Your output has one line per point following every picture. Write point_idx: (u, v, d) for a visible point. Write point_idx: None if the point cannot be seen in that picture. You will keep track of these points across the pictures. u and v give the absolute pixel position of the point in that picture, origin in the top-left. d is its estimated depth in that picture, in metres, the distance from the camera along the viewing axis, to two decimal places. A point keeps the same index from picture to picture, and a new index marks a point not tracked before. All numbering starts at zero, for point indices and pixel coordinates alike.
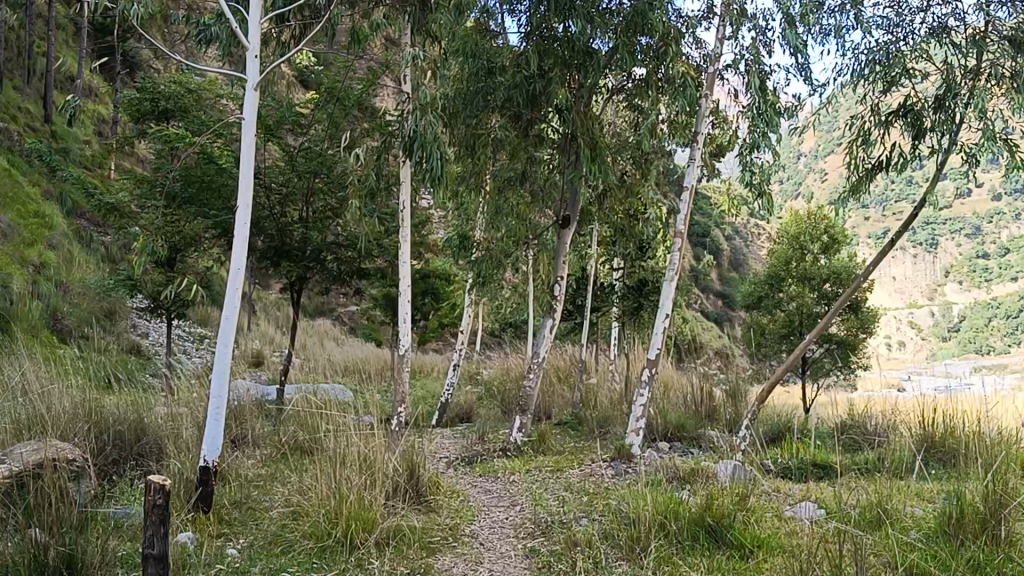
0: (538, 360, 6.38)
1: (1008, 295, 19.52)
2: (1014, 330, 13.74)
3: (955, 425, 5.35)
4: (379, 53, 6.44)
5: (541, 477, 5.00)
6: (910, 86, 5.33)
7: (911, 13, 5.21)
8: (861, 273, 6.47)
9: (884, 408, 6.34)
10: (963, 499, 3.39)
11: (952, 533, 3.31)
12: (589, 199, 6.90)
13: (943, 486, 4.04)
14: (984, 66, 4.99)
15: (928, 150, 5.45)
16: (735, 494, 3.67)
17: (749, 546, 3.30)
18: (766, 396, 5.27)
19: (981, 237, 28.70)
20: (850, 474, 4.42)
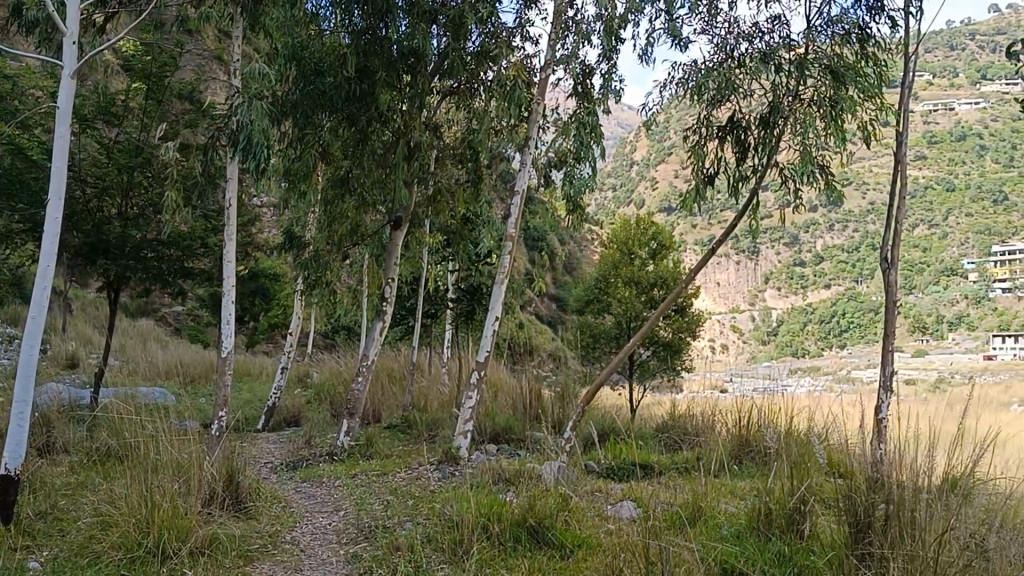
0: (367, 363, 6.32)
1: (822, 301, 20.61)
2: (827, 335, 14.48)
3: (769, 423, 5.58)
4: (208, 47, 6.24)
5: (367, 481, 4.94)
6: (736, 103, 5.51)
7: (739, 32, 5.40)
8: (685, 278, 6.67)
9: (704, 408, 6.55)
10: (772, 498, 3.55)
11: (760, 531, 3.46)
12: (422, 202, 6.88)
13: (755, 484, 4.20)
14: (805, 88, 5.18)
15: (750, 164, 5.68)
16: (558, 495, 3.74)
17: (570, 546, 3.37)
18: (592, 398, 5.36)
19: (799, 246, 30.21)
20: (669, 473, 4.56)
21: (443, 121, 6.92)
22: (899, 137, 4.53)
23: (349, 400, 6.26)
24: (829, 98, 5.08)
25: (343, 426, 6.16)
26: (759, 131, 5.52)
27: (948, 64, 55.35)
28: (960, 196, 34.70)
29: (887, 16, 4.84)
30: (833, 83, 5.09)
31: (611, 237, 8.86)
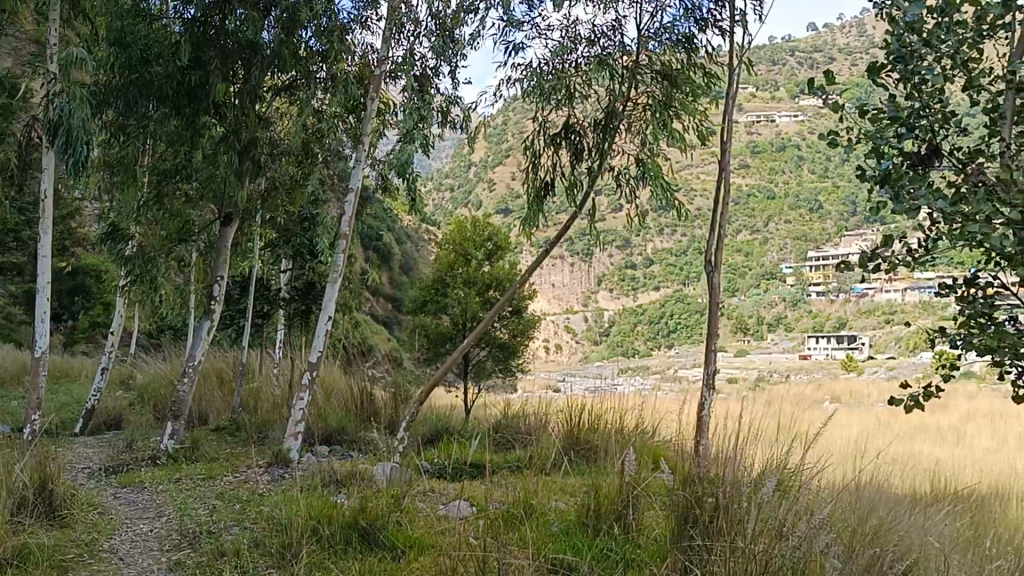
0: (194, 363, 6.11)
1: (652, 302, 21.30)
2: (656, 335, 15.00)
3: (599, 420, 5.69)
4: (23, 30, 5.90)
5: (191, 486, 4.78)
6: (572, 107, 5.62)
7: (573, 36, 5.46)
8: (521, 278, 6.73)
9: (538, 407, 6.63)
10: (601, 493, 3.65)
11: (590, 523, 3.55)
12: (254, 199, 6.70)
13: (585, 480, 4.28)
14: (637, 93, 5.34)
15: (583, 170, 5.73)
16: (390, 497, 3.70)
17: (402, 547, 3.35)
18: (427, 399, 5.34)
19: (630, 249, 31.17)
20: (503, 471, 4.61)
21: (277, 116, 6.76)
22: (723, 147, 4.72)
23: (174, 402, 6.04)
24: (660, 101, 5.28)
25: (168, 429, 5.94)
26: (594, 135, 5.60)
27: (771, 78, 58.02)
28: (780, 205, 36.56)
29: (714, 27, 5.03)
30: (663, 88, 5.28)
31: (448, 237, 8.85)
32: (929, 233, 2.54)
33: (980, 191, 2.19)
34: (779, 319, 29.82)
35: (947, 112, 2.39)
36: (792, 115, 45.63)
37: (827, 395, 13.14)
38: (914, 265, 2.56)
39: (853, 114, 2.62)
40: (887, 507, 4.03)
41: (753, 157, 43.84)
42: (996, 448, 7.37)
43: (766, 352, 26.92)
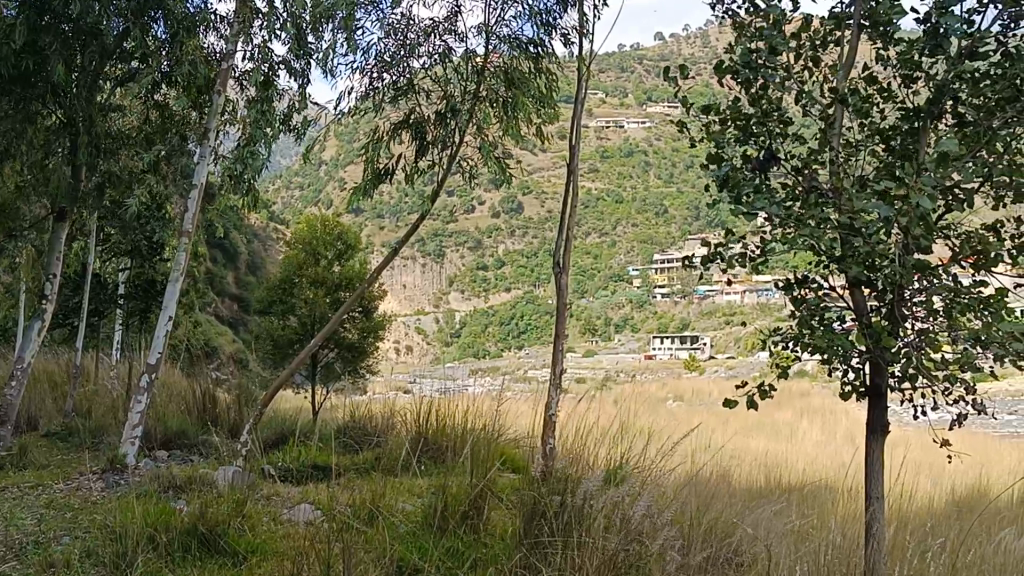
0: (22, 365, 5.79)
1: (502, 304, 21.58)
2: (507, 338, 15.19)
3: (448, 421, 5.68)
4: None
5: (17, 495, 4.53)
6: (416, 103, 5.56)
7: (418, 29, 5.39)
8: (371, 277, 6.64)
9: (386, 408, 6.57)
10: (447, 493, 3.64)
11: (435, 524, 3.54)
12: (89, 193, 6.41)
13: (432, 480, 4.26)
14: (482, 91, 5.33)
15: (427, 163, 5.66)
16: (232, 502, 3.61)
17: (242, 553, 3.26)
18: (272, 400, 5.21)
19: (482, 251, 31.48)
20: (350, 474, 4.55)
21: (117, 108, 6.49)
22: (571, 150, 4.79)
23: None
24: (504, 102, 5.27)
25: None
26: (439, 128, 5.56)
27: (621, 86, 59.60)
28: (627, 210, 37.61)
29: (562, 33, 5.10)
30: (507, 89, 5.27)
31: (297, 236, 8.68)
32: (763, 237, 2.62)
33: (808, 198, 2.30)
34: (625, 320, 30.58)
35: (782, 119, 2.48)
36: (640, 123, 46.88)
37: (670, 393, 13.55)
38: (750, 265, 2.66)
39: (694, 118, 2.68)
40: (724, 500, 4.17)
41: (602, 162, 44.84)
42: (826, 443, 7.74)
43: (613, 353, 27.63)
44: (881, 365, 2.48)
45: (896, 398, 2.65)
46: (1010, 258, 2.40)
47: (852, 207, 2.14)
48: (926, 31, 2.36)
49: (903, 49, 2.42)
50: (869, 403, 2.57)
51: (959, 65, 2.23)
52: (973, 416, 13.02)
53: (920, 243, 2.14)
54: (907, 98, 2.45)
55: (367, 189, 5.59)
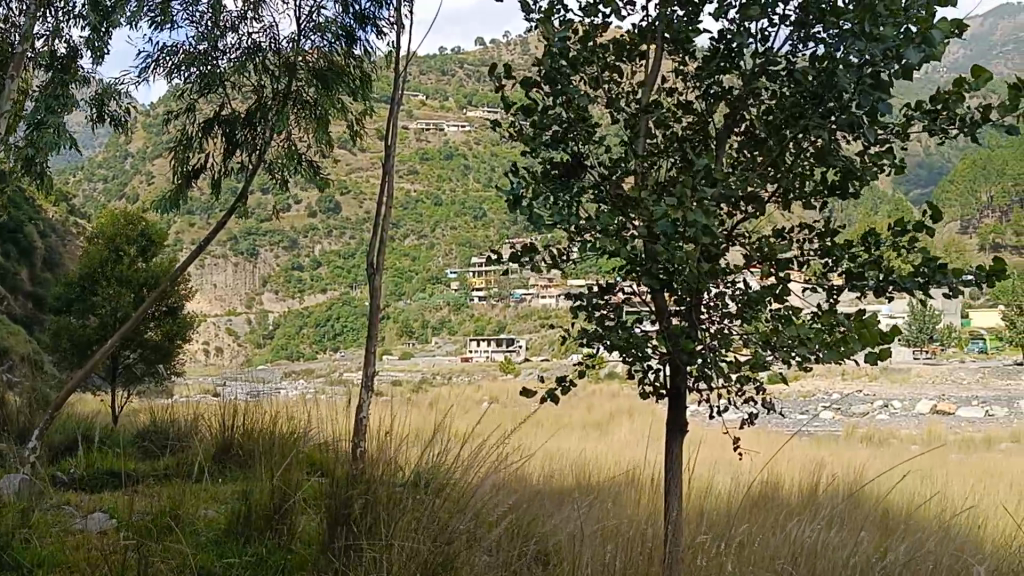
0: None
1: (318, 307, 21.32)
2: None
3: (256, 422, 5.51)
4: None
5: None
6: (225, 98, 5.31)
7: (223, 24, 5.15)
8: (178, 275, 6.38)
9: (191, 412, 6.32)
10: (251, 499, 3.52)
11: (239, 531, 3.41)
12: None
13: (237, 486, 4.12)
14: (292, 90, 5.18)
15: (238, 163, 5.45)
16: (16, 513, 3.38)
17: (28, 564, 3.04)
18: (65, 403, 4.91)
19: (298, 251, 31.00)
20: (148, 481, 4.34)
21: None
22: (387, 151, 4.74)
23: None
24: (313, 103, 5.17)
25: None
26: (250, 128, 5.35)
27: (442, 89, 60.15)
28: (446, 213, 37.90)
29: (376, 24, 5.05)
30: (317, 90, 5.16)
31: (98, 230, 8.25)
32: (572, 242, 2.66)
33: (613, 204, 2.34)
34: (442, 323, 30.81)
35: (589, 127, 2.52)
36: (460, 125, 47.38)
37: (485, 395, 13.69)
38: (556, 269, 2.69)
39: (506, 126, 2.68)
40: (533, 499, 4.21)
41: (423, 164, 45.02)
42: (634, 443, 7.98)
43: (430, 357, 27.77)
44: (679, 367, 2.56)
45: (694, 400, 2.74)
46: (797, 265, 2.54)
47: (651, 213, 2.20)
48: (724, 47, 2.47)
49: (703, 63, 2.52)
50: (668, 405, 2.64)
51: (755, 80, 2.35)
52: (768, 417, 13.80)
53: (715, 251, 2.22)
54: (706, 111, 2.55)
55: (173, 188, 5.34)
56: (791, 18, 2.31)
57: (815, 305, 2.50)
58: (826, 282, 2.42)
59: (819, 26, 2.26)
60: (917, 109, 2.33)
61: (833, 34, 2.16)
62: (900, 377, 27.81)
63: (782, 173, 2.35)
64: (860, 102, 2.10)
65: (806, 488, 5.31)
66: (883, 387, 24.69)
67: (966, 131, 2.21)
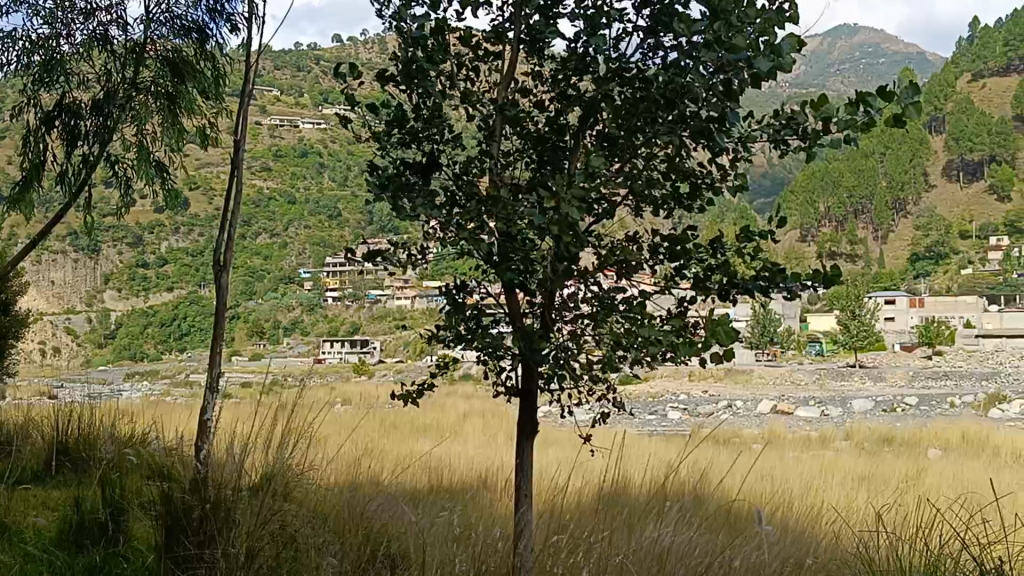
0: None
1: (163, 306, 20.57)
2: None
3: (92, 424, 5.23)
4: None
5: None
6: (68, 89, 5.03)
7: (70, 8, 4.87)
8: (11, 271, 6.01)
9: (21, 415, 5.96)
10: (84, 508, 3.32)
11: (69, 540, 3.21)
12: None
13: (68, 493, 3.89)
14: (141, 83, 4.87)
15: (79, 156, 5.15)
16: None
17: None
18: None
19: (143, 248, 29.88)
20: None
21: None
22: (237, 148, 4.59)
23: None
24: (165, 96, 4.89)
25: None
26: (93, 123, 5.01)
27: (295, 86, 59.34)
28: (299, 212, 37.30)
29: (229, 19, 4.89)
30: (168, 81, 4.89)
31: None
32: (426, 240, 2.61)
33: (469, 203, 2.30)
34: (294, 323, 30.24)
35: (445, 125, 2.47)
36: (315, 123, 46.75)
37: (338, 397, 13.48)
38: (410, 269, 2.63)
39: (360, 123, 2.61)
40: (383, 502, 4.14)
41: (277, 161, 44.23)
42: (487, 444, 7.98)
43: (282, 359, 27.24)
44: (532, 369, 2.55)
45: (547, 399, 2.74)
46: (647, 269, 2.58)
47: (508, 212, 2.17)
48: (577, 53, 2.50)
49: (555, 67, 2.54)
50: (520, 406, 2.63)
51: (607, 85, 2.38)
52: (617, 417, 14.11)
53: (569, 252, 2.21)
54: (560, 115, 2.55)
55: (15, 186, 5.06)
56: (644, 25, 2.34)
57: (664, 307, 2.53)
58: (675, 286, 2.48)
59: (669, 35, 2.29)
60: (762, 118, 2.39)
61: (684, 44, 2.21)
62: (743, 378, 28.90)
63: (634, 178, 2.38)
64: (710, 109, 2.15)
65: (654, 488, 5.38)
66: (725, 387, 25.60)
67: (805, 144, 2.29)
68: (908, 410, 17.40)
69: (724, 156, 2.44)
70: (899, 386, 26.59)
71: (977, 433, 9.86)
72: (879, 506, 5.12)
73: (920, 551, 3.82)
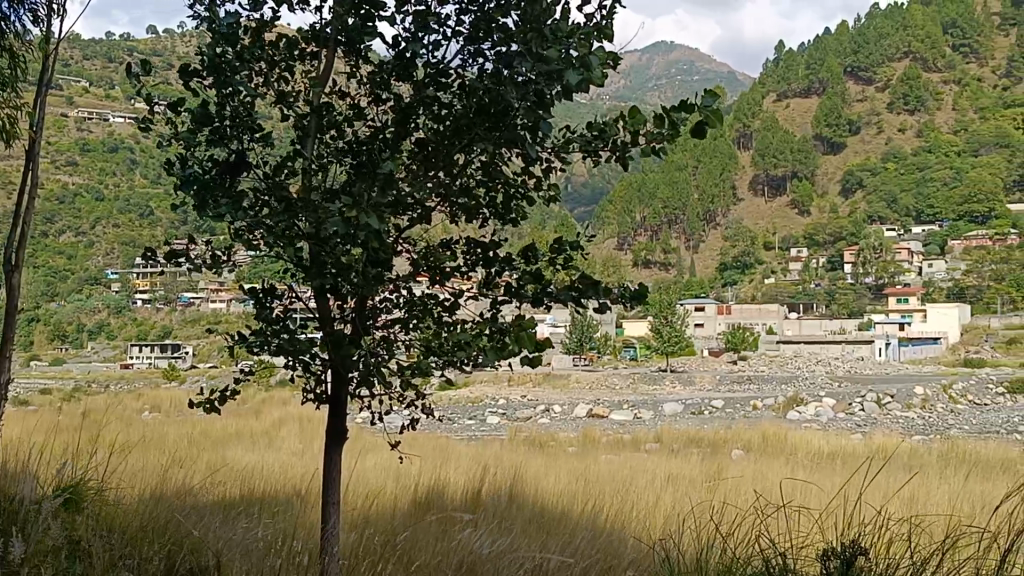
0: None
1: None
2: None
3: None
4: None
5: None
6: None
7: None
8: None
9: None
10: None
11: None
12: None
13: None
14: None
15: None
16: None
17: None
18: None
19: None
20: None
21: None
22: (34, 141, 4.29)
23: None
24: None
25: None
26: None
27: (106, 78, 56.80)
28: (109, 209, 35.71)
29: (31, 9, 4.56)
30: None
31: None
32: (232, 242, 2.49)
33: (278, 205, 2.21)
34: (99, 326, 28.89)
35: (258, 124, 2.38)
36: (128, 118, 44.95)
37: (146, 405, 12.89)
38: (218, 271, 2.51)
39: (168, 118, 2.47)
40: (188, 514, 3.97)
41: (84, 155, 42.21)
42: (304, 451, 7.83)
43: (87, 364, 25.97)
44: (342, 376, 2.48)
45: (356, 406, 2.68)
46: (461, 275, 2.56)
47: (320, 214, 2.09)
48: (395, 57, 2.46)
49: (373, 69, 2.50)
50: (330, 412, 2.56)
51: (425, 90, 2.35)
52: (436, 422, 14.15)
53: (382, 255, 2.16)
54: (374, 118, 2.50)
55: None
56: (463, 33, 2.33)
57: (476, 313, 2.51)
58: (488, 292, 2.46)
59: (489, 43, 2.29)
60: (577, 128, 2.42)
61: (501, 52, 2.21)
62: (559, 382, 29.59)
63: (449, 185, 2.35)
64: (524, 117, 2.14)
65: (471, 492, 5.41)
66: (542, 392, 26.13)
67: (615, 155, 2.32)
68: (714, 413, 18.20)
69: (539, 165, 2.46)
70: (706, 389, 27.72)
71: (777, 434, 10.39)
72: (684, 506, 5.32)
73: (719, 547, 3.97)
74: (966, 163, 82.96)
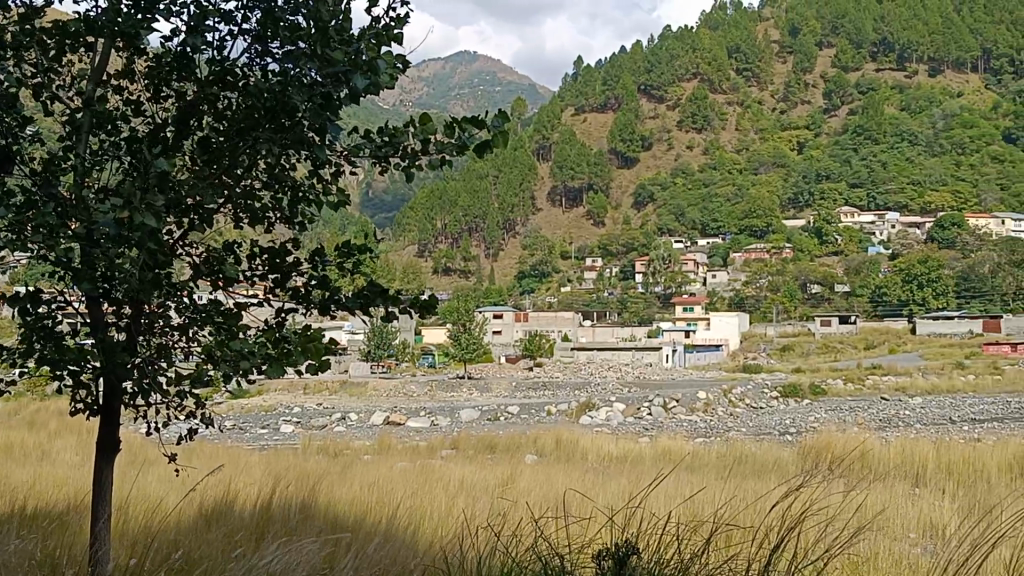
0: None
1: None
2: None
3: None
4: None
5: None
6: None
7: None
8: None
9: None
10: None
11: None
12: None
13: None
14: None
15: None
16: None
17: None
18: None
19: None
20: None
21: None
22: None
23: None
24: None
25: None
26: None
27: None
28: None
29: None
30: None
31: None
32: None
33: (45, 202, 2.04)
34: None
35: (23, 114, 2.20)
36: None
37: None
38: None
39: None
40: None
41: None
42: (82, 464, 7.39)
43: None
44: (115, 385, 2.33)
45: (131, 415, 2.54)
46: (245, 280, 2.47)
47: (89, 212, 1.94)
48: (176, 52, 2.35)
49: (152, 64, 2.38)
50: (101, 424, 2.41)
51: (208, 88, 2.26)
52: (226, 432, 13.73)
53: (160, 258, 2.04)
54: (154, 114, 2.39)
55: None
56: (250, 30, 2.26)
57: (261, 319, 2.42)
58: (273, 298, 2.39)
59: (277, 43, 2.24)
60: (365, 133, 2.39)
61: (289, 53, 2.15)
62: (356, 389, 29.40)
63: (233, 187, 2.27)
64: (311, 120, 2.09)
65: (261, 503, 5.25)
66: (338, 399, 25.89)
67: (403, 163, 2.31)
68: (507, 419, 18.54)
69: (327, 168, 2.42)
70: (502, 395, 28.19)
71: (568, 438, 10.68)
72: (475, 512, 5.35)
73: (503, 550, 4.03)
74: (748, 180, 88.01)
